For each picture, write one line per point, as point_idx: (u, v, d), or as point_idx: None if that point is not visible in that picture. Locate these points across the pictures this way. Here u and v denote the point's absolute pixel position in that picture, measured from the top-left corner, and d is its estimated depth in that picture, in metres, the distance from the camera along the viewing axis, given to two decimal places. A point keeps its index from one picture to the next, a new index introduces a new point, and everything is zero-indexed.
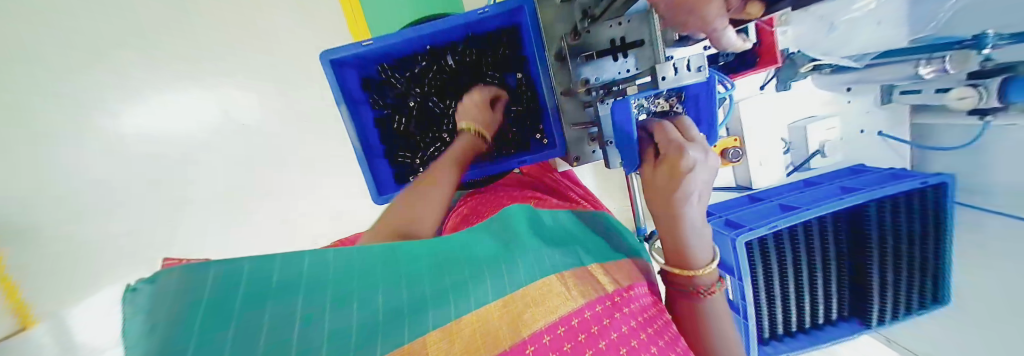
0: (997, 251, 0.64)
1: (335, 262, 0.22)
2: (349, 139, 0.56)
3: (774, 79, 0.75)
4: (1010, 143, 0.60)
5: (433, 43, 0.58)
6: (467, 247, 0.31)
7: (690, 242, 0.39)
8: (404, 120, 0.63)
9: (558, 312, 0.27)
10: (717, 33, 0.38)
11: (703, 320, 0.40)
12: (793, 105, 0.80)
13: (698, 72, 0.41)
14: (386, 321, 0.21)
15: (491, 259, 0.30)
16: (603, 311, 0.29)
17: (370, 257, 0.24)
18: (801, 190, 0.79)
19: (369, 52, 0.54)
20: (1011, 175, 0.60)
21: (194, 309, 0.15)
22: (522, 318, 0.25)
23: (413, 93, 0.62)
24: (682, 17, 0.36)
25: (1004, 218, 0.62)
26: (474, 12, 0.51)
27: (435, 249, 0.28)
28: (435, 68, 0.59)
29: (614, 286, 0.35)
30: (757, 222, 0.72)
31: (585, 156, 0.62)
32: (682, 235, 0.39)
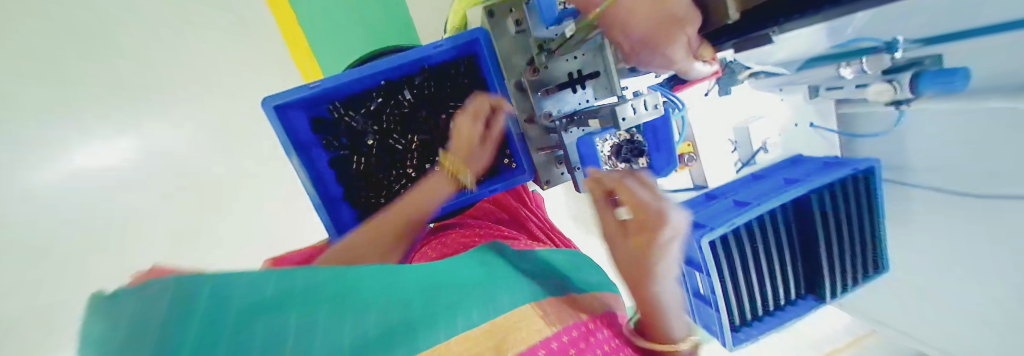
0: (937, 217, 0.74)
1: (323, 281, 0.25)
2: (304, 185, 0.57)
3: (716, 86, 0.83)
4: (926, 125, 0.72)
5: (388, 78, 0.60)
6: (452, 276, 0.33)
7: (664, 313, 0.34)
8: (363, 159, 0.65)
9: (540, 335, 0.26)
10: (684, 69, 0.31)
11: None
12: (737, 108, 0.89)
13: (655, 110, 0.40)
14: (371, 339, 0.22)
15: (473, 285, 0.32)
16: (579, 336, 0.28)
17: (355, 280, 0.27)
18: (751, 185, 0.87)
19: (320, 93, 0.56)
20: (942, 154, 0.71)
21: (181, 319, 0.19)
22: (509, 340, 0.25)
23: (371, 130, 0.64)
24: (646, 55, 0.29)
25: (942, 194, 0.72)
26: (426, 48, 0.55)
27: (423, 279, 0.31)
28: (393, 102, 0.61)
29: (593, 314, 0.34)
30: (718, 220, 0.76)
31: (555, 179, 0.63)
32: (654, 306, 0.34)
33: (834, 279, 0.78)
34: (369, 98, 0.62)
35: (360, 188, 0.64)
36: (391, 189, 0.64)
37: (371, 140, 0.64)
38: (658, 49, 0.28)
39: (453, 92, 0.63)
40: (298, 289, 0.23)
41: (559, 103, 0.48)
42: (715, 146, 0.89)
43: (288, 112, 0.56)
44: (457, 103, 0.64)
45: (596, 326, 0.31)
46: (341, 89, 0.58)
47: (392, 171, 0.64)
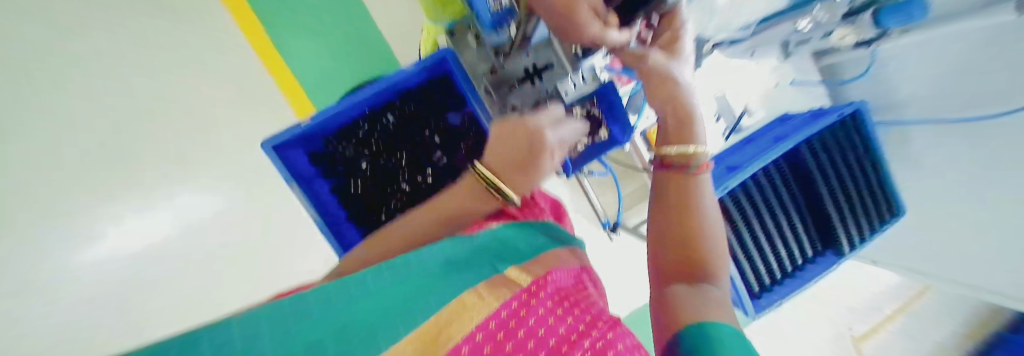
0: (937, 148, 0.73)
1: (241, 325, 0.16)
2: (309, 213, 0.62)
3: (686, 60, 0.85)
4: (902, 58, 0.72)
5: (372, 106, 0.66)
6: (386, 271, 0.30)
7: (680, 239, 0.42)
8: (360, 183, 0.69)
9: (494, 302, 0.27)
10: (597, 40, 0.39)
11: None
12: (715, 77, 0.90)
13: (590, 83, 0.51)
14: (352, 345, 0.19)
15: (419, 275, 0.30)
16: (525, 299, 0.29)
17: (279, 312, 0.20)
18: (742, 148, 0.86)
19: (311, 128, 0.61)
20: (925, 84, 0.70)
21: None
22: (474, 303, 0.27)
23: (363, 156, 0.68)
24: (563, 30, 0.38)
25: (934, 122, 0.71)
26: (400, 72, 0.60)
27: (358, 283, 0.27)
28: (379, 127, 0.67)
29: (537, 272, 0.35)
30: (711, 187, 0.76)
31: None
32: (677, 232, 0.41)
33: (846, 229, 0.75)
34: (357, 126, 0.67)
35: (360, 209, 0.68)
36: (388, 207, 0.68)
37: (364, 164, 0.68)
38: (571, 18, 0.36)
39: (433, 108, 0.68)
40: (272, 316, 0.19)
41: (522, 95, 0.51)
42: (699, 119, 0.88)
43: (285, 149, 0.62)
44: (438, 117, 0.69)
45: (543, 283, 0.32)
46: (330, 120, 0.64)
47: (387, 189, 0.69)
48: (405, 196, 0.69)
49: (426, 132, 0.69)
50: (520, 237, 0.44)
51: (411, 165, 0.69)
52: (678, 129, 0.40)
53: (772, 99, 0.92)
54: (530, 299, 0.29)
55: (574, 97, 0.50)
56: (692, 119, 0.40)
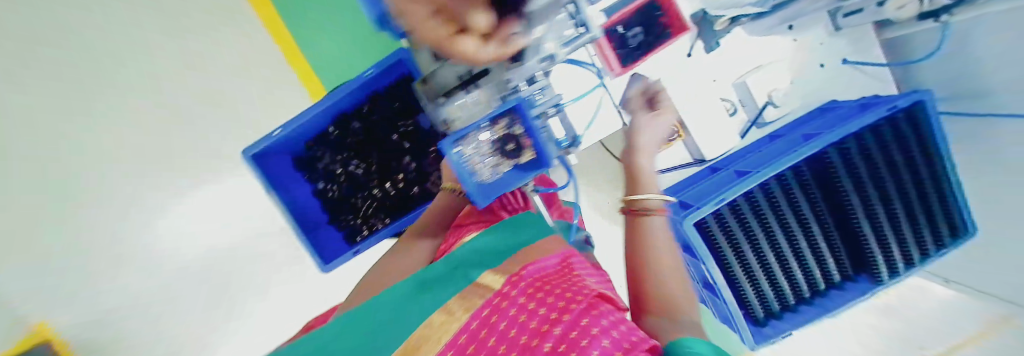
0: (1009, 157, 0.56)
1: None
2: (287, 216, 0.67)
3: (700, 40, 0.73)
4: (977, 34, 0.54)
5: (341, 112, 0.67)
6: (379, 303, 0.39)
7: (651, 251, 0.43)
8: (339, 186, 0.73)
9: (450, 328, 0.31)
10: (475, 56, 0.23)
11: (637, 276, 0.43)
12: (736, 60, 0.75)
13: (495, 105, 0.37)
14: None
15: (405, 300, 0.39)
16: (487, 313, 0.33)
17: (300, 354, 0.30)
18: (762, 148, 0.72)
19: (285, 137, 0.65)
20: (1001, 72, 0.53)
21: None
22: (452, 310, 0.35)
23: (340, 160, 0.71)
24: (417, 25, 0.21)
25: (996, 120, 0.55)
26: (358, 79, 0.59)
27: (356, 316, 0.36)
28: (350, 133, 0.68)
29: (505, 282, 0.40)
30: (709, 196, 0.66)
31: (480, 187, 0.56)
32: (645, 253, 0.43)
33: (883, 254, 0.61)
34: (331, 133, 0.69)
35: (340, 210, 0.73)
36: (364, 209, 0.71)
37: (341, 168, 0.71)
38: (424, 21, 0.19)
39: (400, 112, 0.67)
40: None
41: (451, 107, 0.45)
42: (711, 112, 0.75)
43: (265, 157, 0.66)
44: (406, 121, 0.68)
45: (518, 277, 0.41)
46: (304, 128, 0.66)
47: (364, 192, 0.72)
48: (380, 199, 0.72)
49: (395, 136, 0.69)
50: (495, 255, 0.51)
51: (383, 170, 0.71)
52: None
53: (810, 84, 0.76)
54: (507, 293, 0.37)
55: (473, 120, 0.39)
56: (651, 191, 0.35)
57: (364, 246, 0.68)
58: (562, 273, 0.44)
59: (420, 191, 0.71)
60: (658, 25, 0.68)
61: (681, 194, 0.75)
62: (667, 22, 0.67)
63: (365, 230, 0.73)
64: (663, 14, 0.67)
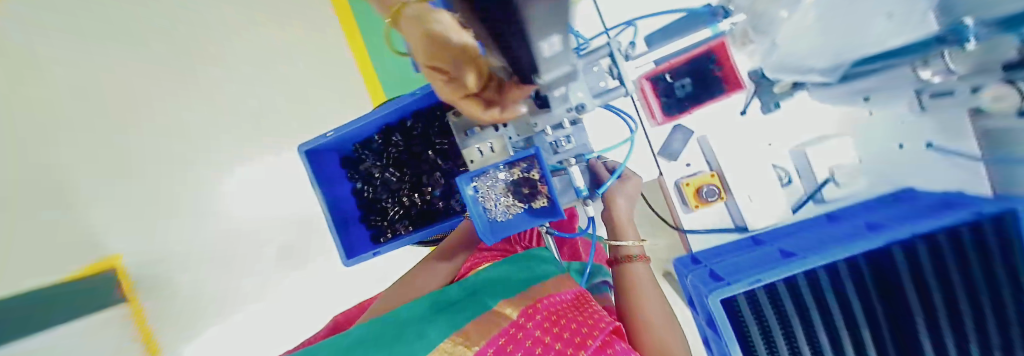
0: None
1: None
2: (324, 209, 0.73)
3: (755, 98, 0.68)
4: None
5: (387, 122, 0.73)
6: (403, 318, 0.45)
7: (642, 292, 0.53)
8: (374, 189, 0.79)
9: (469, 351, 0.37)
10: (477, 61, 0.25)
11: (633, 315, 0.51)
12: (796, 126, 0.69)
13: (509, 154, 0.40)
14: None
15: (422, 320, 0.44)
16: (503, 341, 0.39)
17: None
18: (815, 228, 0.64)
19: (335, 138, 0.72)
20: None
21: None
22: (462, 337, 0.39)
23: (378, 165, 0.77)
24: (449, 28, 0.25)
25: None
26: (405, 97, 0.65)
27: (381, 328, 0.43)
28: (391, 142, 0.74)
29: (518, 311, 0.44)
30: (741, 273, 0.59)
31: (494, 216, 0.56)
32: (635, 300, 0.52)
33: None
34: (375, 140, 0.75)
35: (370, 211, 0.79)
36: (391, 214, 0.76)
37: (377, 173, 0.77)
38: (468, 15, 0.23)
39: (438, 130, 0.71)
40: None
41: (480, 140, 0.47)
42: (758, 178, 0.69)
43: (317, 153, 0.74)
44: (442, 139, 0.71)
45: (534, 308, 0.45)
46: (353, 133, 0.73)
47: (393, 198, 0.77)
48: (407, 207, 0.76)
49: (430, 152, 0.73)
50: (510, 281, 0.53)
51: (414, 181, 0.75)
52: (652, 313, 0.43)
53: (888, 165, 0.66)
54: (522, 324, 0.42)
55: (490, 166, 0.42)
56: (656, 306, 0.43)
57: (384, 249, 0.72)
58: (570, 307, 0.46)
59: (443, 206, 0.74)
60: (713, 78, 0.68)
61: (711, 261, 0.69)
62: (721, 75, 0.67)
63: (389, 234, 0.77)
64: (718, 67, 0.67)
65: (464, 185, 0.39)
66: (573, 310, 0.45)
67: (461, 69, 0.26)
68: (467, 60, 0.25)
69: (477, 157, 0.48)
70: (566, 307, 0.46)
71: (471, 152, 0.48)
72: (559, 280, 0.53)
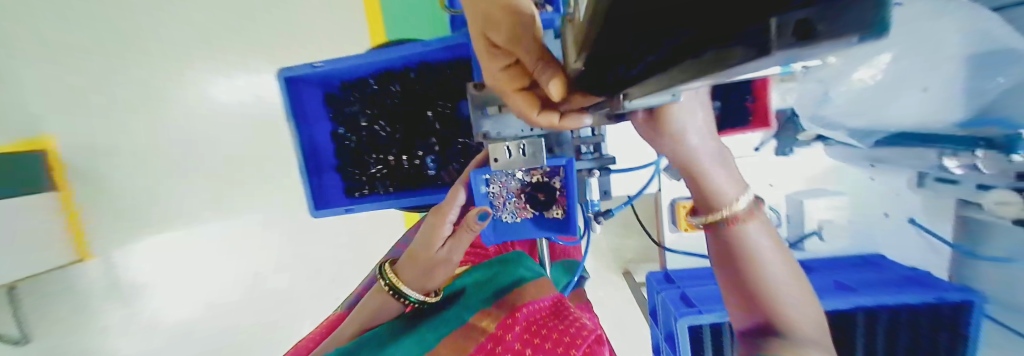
0: None
1: None
2: (295, 151, 0.64)
3: (772, 140, 0.67)
4: None
5: (387, 67, 0.64)
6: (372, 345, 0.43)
7: (744, 254, 0.40)
8: (356, 138, 0.70)
9: None
10: (547, 71, 0.21)
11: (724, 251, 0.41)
12: (800, 173, 0.70)
13: (532, 159, 0.36)
14: None
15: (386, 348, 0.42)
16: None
17: None
18: None
19: (321, 71, 0.62)
20: None
21: None
22: None
23: (366, 114, 0.68)
24: (529, 25, 0.21)
25: None
26: (417, 45, 0.56)
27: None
28: (387, 91, 0.65)
29: (494, 327, 0.43)
30: (714, 303, 0.61)
31: None
32: (737, 264, 0.40)
33: None
34: (368, 83, 0.66)
35: (349, 161, 0.70)
36: (373, 172, 0.69)
37: (365, 122, 0.69)
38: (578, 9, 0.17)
39: (444, 92, 0.63)
40: None
41: (500, 124, 0.38)
42: None
43: (298, 84, 0.63)
44: (447, 102, 0.64)
45: (512, 318, 0.43)
46: (345, 70, 0.63)
47: (375, 154, 0.69)
48: (389, 167, 0.69)
49: (429, 113, 0.65)
50: (487, 291, 0.49)
51: (405, 141, 0.68)
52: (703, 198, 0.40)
53: (865, 228, 0.71)
54: (501, 337, 0.41)
55: (504, 166, 0.36)
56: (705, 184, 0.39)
57: (357, 208, 0.65)
58: (548, 315, 0.43)
59: (431, 174, 0.67)
60: (743, 109, 0.63)
61: (684, 285, 0.70)
62: (751, 108, 0.62)
63: (365, 190, 0.70)
64: (752, 99, 0.61)
65: (475, 177, 0.38)
66: (554, 317, 0.43)
67: (530, 58, 0.22)
68: (537, 49, 0.22)
69: (503, 158, 0.36)
70: (547, 313, 0.43)
71: (497, 150, 0.36)
72: (537, 282, 0.48)
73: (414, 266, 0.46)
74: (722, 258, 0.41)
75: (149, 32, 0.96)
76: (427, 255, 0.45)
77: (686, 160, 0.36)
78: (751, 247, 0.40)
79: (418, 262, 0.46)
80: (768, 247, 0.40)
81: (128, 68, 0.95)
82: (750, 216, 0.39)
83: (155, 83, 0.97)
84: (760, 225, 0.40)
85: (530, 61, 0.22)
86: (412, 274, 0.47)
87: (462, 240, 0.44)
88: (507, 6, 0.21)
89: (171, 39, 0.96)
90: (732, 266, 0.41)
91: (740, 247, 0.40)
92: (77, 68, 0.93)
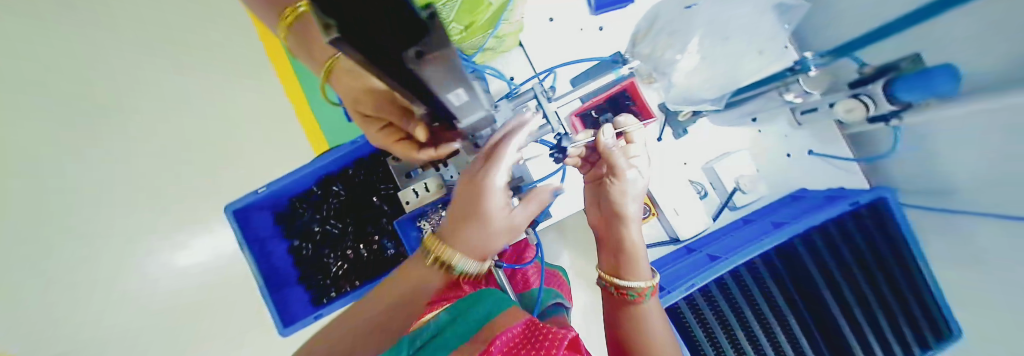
0: (974, 259, 0.56)
1: None
2: (254, 277, 0.65)
3: (668, 127, 0.79)
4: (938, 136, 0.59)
5: (329, 172, 0.71)
6: None
7: (643, 316, 0.50)
8: (314, 245, 0.74)
9: None
10: (411, 123, 0.30)
11: (633, 315, 0.51)
12: (704, 145, 0.81)
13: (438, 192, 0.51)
14: None
15: None
16: None
17: None
18: (735, 232, 0.74)
19: (268, 194, 0.68)
20: (965, 173, 0.56)
21: None
22: None
23: (320, 220, 0.73)
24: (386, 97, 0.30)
25: (954, 216, 0.59)
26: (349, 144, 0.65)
27: None
28: (334, 192, 0.72)
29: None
30: (681, 280, 0.65)
31: None
32: (637, 325, 0.49)
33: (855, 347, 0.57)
34: (314, 192, 0.73)
35: (311, 270, 0.73)
36: (337, 271, 0.71)
37: (317, 227, 0.73)
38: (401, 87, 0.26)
39: (385, 176, 0.71)
40: None
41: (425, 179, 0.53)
42: (681, 191, 0.76)
43: (249, 212, 0.68)
44: (387, 185, 0.71)
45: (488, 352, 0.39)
46: (289, 187, 0.70)
47: (336, 253, 0.72)
48: (351, 261, 0.71)
49: (376, 199, 0.71)
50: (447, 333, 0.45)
51: (359, 231, 0.72)
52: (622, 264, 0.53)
53: (777, 171, 0.81)
54: None
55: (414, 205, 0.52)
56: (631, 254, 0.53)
57: (325, 312, 0.65)
58: (522, 343, 0.42)
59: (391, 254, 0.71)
60: (628, 112, 0.76)
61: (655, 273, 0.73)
62: (636, 109, 0.75)
63: (333, 293, 0.71)
64: (632, 102, 0.75)
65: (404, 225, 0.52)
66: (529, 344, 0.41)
67: (396, 115, 0.31)
68: (394, 104, 0.30)
69: (410, 198, 0.52)
70: (520, 339, 0.43)
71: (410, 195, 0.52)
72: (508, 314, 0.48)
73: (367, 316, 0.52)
74: (622, 319, 0.51)
75: (118, 213, 1.03)
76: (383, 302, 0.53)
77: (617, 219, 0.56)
78: (654, 319, 0.50)
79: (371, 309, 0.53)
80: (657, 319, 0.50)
81: (111, 253, 1.03)
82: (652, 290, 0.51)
83: (130, 258, 1.03)
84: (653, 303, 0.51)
85: (398, 116, 0.30)
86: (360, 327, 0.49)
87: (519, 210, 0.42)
88: (365, 86, 0.30)
89: (138, 214, 1.03)
90: (628, 323, 0.50)
91: (643, 318, 0.50)
92: (68, 267, 1.01)
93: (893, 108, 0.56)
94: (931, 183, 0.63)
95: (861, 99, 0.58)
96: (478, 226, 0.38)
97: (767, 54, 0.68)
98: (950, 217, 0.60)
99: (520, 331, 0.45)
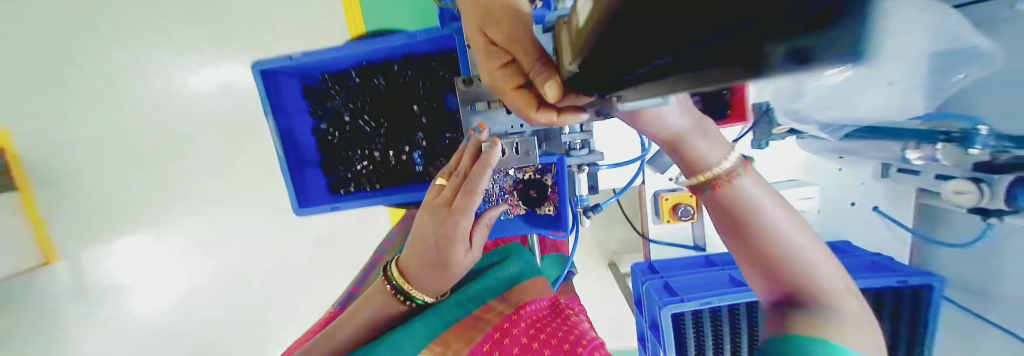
0: None
1: None
2: (277, 151, 0.62)
3: (751, 132, 0.71)
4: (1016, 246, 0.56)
5: (369, 60, 0.62)
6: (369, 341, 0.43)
7: (754, 214, 0.40)
8: (340, 133, 0.68)
9: None
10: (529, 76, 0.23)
11: (733, 206, 0.41)
12: (776, 164, 0.73)
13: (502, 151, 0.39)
14: None
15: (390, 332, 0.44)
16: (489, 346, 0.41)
17: None
18: None
19: (299, 63, 0.59)
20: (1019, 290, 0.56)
21: None
22: None
23: (350, 109, 0.66)
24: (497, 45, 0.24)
25: (988, 324, 0.60)
26: (400, 36, 0.54)
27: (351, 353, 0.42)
28: (370, 84, 0.63)
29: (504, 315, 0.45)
30: (696, 291, 0.64)
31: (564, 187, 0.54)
32: (745, 223, 0.41)
33: None
34: (350, 78, 0.64)
35: (332, 158, 0.69)
36: (359, 168, 0.68)
37: (348, 117, 0.66)
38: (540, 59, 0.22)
39: (429, 84, 0.62)
40: None
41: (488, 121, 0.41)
42: None
43: (275, 77, 0.60)
44: (433, 97, 0.63)
45: (516, 316, 0.44)
46: (326, 63, 0.61)
47: (362, 150, 0.67)
48: (376, 163, 0.67)
49: (415, 107, 0.64)
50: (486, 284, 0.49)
51: (391, 136, 0.66)
52: (688, 164, 0.42)
53: (836, 218, 0.74)
54: (507, 330, 0.43)
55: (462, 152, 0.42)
56: (693, 155, 0.41)
57: (342, 205, 0.64)
58: (554, 309, 0.46)
59: (418, 170, 0.66)
60: (722, 104, 0.65)
61: (667, 274, 0.73)
62: (729, 101, 0.65)
63: (350, 187, 0.69)
64: (728, 93, 0.64)
65: None
66: (555, 317, 0.44)
67: (514, 72, 0.24)
68: (517, 76, 0.24)
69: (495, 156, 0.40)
70: (547, 312, 0.45)
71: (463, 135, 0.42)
72: (538, 280, 0.50)
73: (373, 306, 0.45)
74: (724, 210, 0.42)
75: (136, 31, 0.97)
76: (384, 294, 0.45)
77: (678, 138, 0.39)
78: (766, 209, 0.40)
79: (373, 298, 0.45)
80: (775, 206, 0.40)
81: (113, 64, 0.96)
82: (739, 175, 0.41)
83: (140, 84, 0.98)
84: (754, 180, 0.41)
85: (516, 70, 0.24)
86: (367, 318, 0.44)
87: (478, 240, 0.42)
88: (485, 40, 0.25)
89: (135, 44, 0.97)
90: (739, 235, 0.41)
91: (757, 198, 0.40)
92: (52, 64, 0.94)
93: (1006, 208, 0.49)
94: (974, 279, 0.63)
95: (978, 187, 0.50)
96: (439, 266, 0.41)
97: (897, 86, 0.52)
98: (990, 327, 0.60)
99: (554, 299, 0.48)
